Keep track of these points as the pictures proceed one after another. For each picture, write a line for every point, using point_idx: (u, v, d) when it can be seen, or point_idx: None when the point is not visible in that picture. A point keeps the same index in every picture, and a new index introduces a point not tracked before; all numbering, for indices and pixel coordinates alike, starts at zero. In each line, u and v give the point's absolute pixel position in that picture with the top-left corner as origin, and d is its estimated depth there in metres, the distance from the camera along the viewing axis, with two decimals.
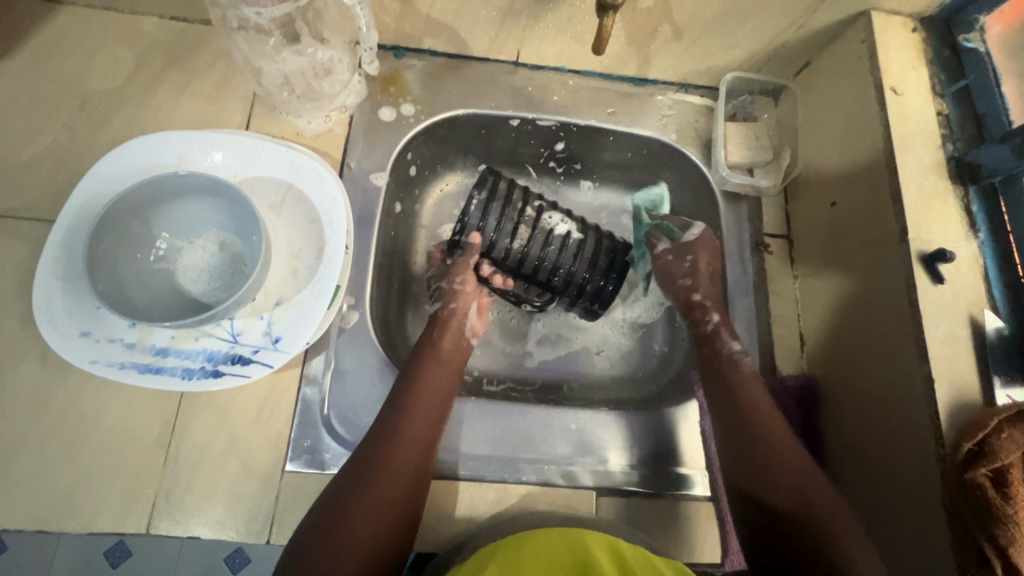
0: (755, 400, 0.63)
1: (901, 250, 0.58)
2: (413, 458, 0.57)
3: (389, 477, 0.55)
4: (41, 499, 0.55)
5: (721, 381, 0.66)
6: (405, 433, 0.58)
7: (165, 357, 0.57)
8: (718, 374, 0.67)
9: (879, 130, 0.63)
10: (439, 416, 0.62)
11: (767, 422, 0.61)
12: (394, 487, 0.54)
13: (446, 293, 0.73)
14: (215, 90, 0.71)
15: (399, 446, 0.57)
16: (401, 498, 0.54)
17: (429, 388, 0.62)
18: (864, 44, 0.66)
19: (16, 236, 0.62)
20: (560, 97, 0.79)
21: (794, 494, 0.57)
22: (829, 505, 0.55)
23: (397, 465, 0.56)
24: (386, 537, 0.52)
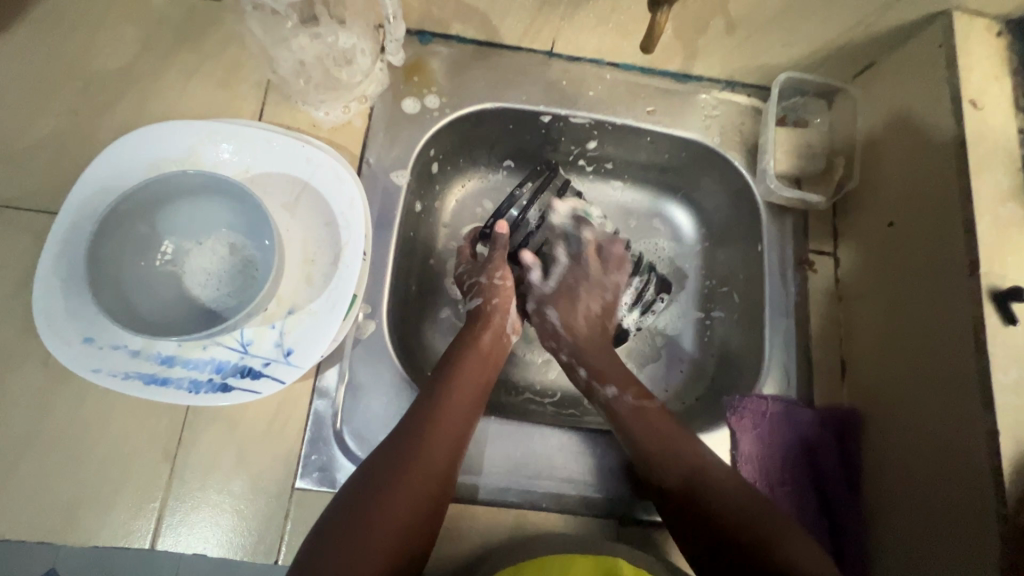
0: (643, 424, 0.59)
1: (969, 285, 0.53)
2: (447, 448, 0.55)
3: (423, 468, 0.53)
4: (46, 509, 0.53)
5: (641, 414, 0.60)
6: (439, 430, 0.56)
7: (172, 367, 0.54)
8: (622, 421, 0.60)
9: (951, 148, 0.57)
10: (475, 406, 0.60)
11: (694, 460, 0.55)
12: (426, 479, 0.53)
13: (486, 288, 0.69)
14: (228, 74, 0.66)
15: (435, 436, 0.55)
16: (426, 494, 0.52)
17: (465, 380, 0.60)
18: (942, 49, 0.59)
19: (16, 229, 0.59)
20: (596, 92, 0.73)
21: (749, 537, 0.49)
22: (812, 563, 0.47)
23: (427, 463, 0.53)
24: (413, 531, 0.51)
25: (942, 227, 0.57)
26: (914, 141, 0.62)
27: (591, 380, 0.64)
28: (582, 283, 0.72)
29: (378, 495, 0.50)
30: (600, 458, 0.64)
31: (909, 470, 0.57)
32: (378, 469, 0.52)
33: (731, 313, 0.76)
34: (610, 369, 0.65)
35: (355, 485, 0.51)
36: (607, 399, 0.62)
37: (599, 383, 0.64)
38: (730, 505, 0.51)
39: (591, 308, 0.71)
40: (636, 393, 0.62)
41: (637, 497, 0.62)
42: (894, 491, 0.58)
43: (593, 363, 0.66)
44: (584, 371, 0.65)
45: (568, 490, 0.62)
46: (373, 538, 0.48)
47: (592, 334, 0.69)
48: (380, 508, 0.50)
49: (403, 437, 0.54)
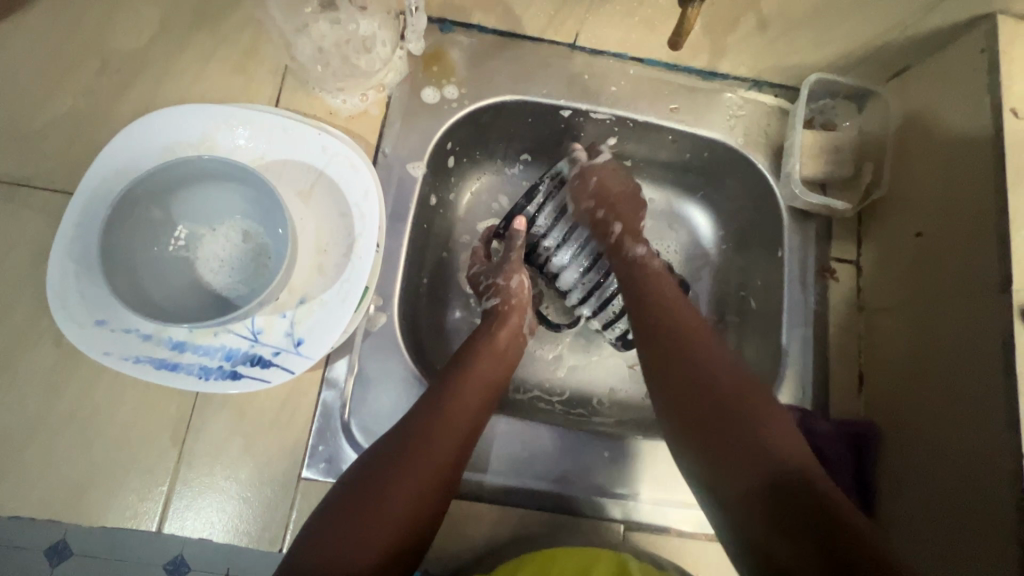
0: (658, 286, 0.62)
1: (1000, 302, 0.51)
2: (453, 445, 0.54)
3: (425, 464, 0.52)
4: (55, 488, 0.54)
5: (659, 277, 0.64)
6: (449, 426, 0.55)
7: (182, 352, 0.53)
8: (641, 276, 0.64)
9: (988, 158, 0.54)
10: (484, 403, 0.59)
11: (687, 342, 0.56)
12: (430, 476, 0.52)
13: (504, 289, 0.68)
14: (245, 58, 0.65)
15: (441, 433, 0.54)
16: (430, 488, 0.52)
17: (474, 379, 0.59)
18: (983, 54, 0.57)
19: (30, 209, 0.59)
20: (618, 87, 0.72)
21: (740, 395, 0.51)
22: (774, 420, 0.50)
23: (434, 457, 0.53)
24: (414, 524, 0.50)
25: (975, 239, 0.55)
26: (950, 149, 0.60)
27: (624, 236, 0.68)
28: (608, 176, 0.72)
29: (381, 486, 0.50)
30: (608, 459, 0.63)
31: (927, 487, 0.56)
32: (382, 461, 0.51)
33: (747, 319, 0.75)
34: (634, 226, 0.69)
35: (357, 475, 0.51)
36: (633, 255, 0.66)
37: (631, 241, 0.68)
38: (731, 394, 0.52)
39: (619, 190, 0.71)
40: (661, 263, 0.66)
41: (643, 501, 0.62)
42: (908, 508, 0.57)
43: (627, 220, 0.69)
44: (617, 226, 0.69)
45: (575, 491, 0.61)
46: (373, 528, 0.48)
47: (629, 216, 0.70)
48: (382, 500, 0.49)
49: (410, 432, 0.53)
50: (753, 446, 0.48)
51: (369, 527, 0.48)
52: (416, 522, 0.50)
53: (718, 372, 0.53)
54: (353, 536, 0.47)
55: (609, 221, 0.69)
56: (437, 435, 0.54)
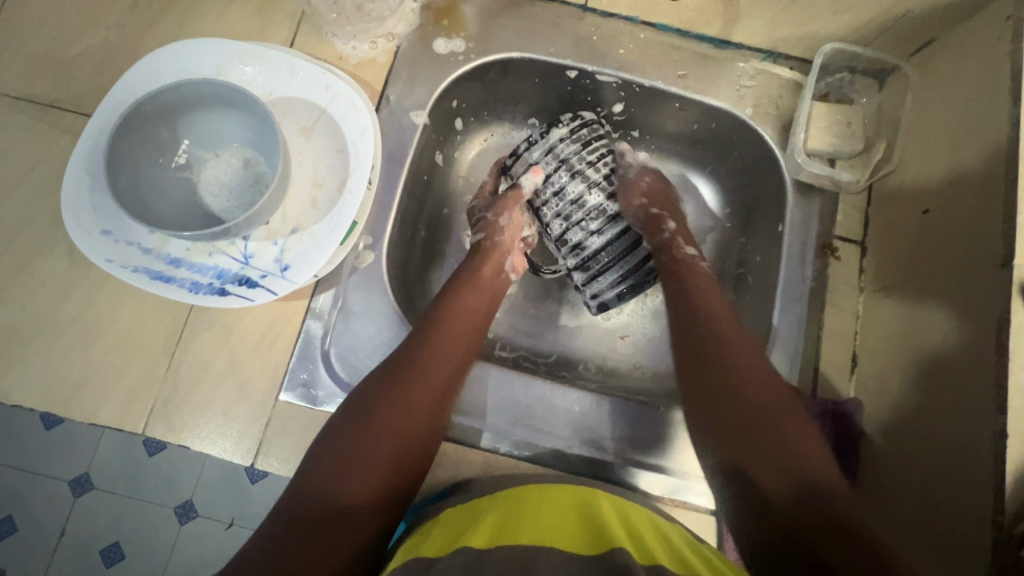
0: (705, 295, 0.59)
1: (999, 277, 0.48)
2: (442, 374, 0.55)
3: (416, 388, 0.53)
4: (55, 385, 0.58)
5: (685, 297, 0.59)
6: (437, 350, 0.56)
7: (177, 268, 0.57)
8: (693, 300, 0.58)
9: (1004, 129, 0.51)
10: (471, 337, 0.60)
11: (733, 355, 0.53)
12: (421, 404, 0.53)
13: (490, 225, 0.69)
14: (265, 2, 0.68)
15: (431, 362, 0.55)
16: (426, 411, 0.53)
17: (460, 313, 0.60)
18: (1009, 22, 0.54)
19: (58, 128, 0.63)
20: (626, 50, 0.71)
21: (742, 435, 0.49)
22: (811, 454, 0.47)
23: (427, 380, 0.54)
24: (408, 452, 0.51)
25: (982, 212, 0.52)
26: (967, 120, 0.56)
27: (657, 252, 0.65)
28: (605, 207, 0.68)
29: (375, 411, 0.51)
30: (582, 415, 0.62)
31: (911, 468, 0.53)
32: (374, 389, 0.53)
33: (743, 296, 0.74)
34: (718, 312, 0.57)
35: (350, 405, 0.52)
36: (683, 255, 0.64)
37: (670, 246, 0.65)
38: (772, 420, 0.48)
39: (646, 188, 0.69)
40: (685, 240, 0.66)
41: (612, 461, 0.61)
42: (891, 490, 0.55)
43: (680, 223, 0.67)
44: (671, 223, 0.67)
45: (543, 444, 0.61)
46: (367, 454, 0.49)
47: (703, 280, 0.61)
48: (376, 426, 0.50)
49: (400, 361, 0.55)
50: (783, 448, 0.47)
51: (366, 456, 0.49)
52: (414, 450, 0.52)
53: (761, 396, 0.50)
54: (349, 460, 0.48)
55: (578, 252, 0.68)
56: (425, 369, 0.55)
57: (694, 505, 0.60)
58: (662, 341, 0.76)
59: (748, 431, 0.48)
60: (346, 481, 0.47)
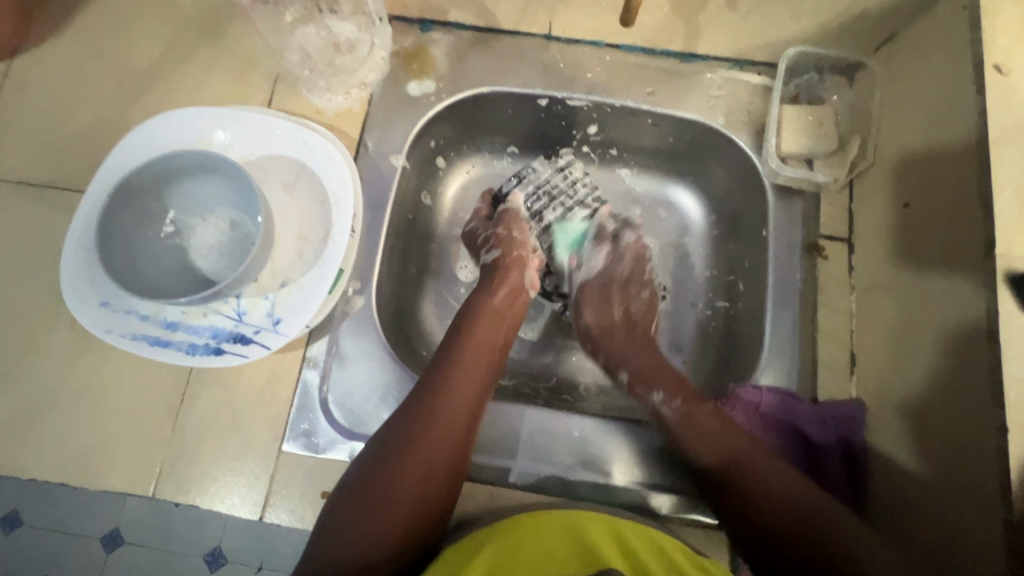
0: (687, 427, 0.58)
1: (983, 267, 0.47)
2: (460, 417, 0.54)
3: (434, 435, 0.52)
4: (66, 455, 0.60)
5: (689, 421, 0.58)
6: (454, 391, 0.54)
7: (174, 331, 0.58)
8: (675, 435, 0.58)
9: (972, 119, 0.51)
10: (485, 379, 0.58)
11: (698, 421, 0.58)
12: (439, 452, 0.51)
13: (505, 241, 0.70)
14: (241, 67, 0.71)
15: (448, 406, 0.53)
16: (446, 457, 0.52)
17: (475, 346, 0.59)
18: (965, 11, 0.54)
19: (55, 207, 0.66)
20: (594, 74, 0.72)
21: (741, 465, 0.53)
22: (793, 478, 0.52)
23: (445, 424, 0.52)
24: (426, 510, 0.50)
25: (959, 202, 0.51)
26: (935, 112, 0.56)
27: (611, 363, 0.67)
28: (589, 306, 0.71)
29: (390, 473, 0.49)
30: (585, 442, 0.63)
31: (916, 469, 0.52)
32: (391, 436, 0.51)
33: (736, 303, 0.73)
34: (695, 413, 0.58)
35: (365, 460, 0.50)
36: (656, 294, 0.65)
37: (644, 388, 0.63)
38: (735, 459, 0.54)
39: (623, 270, 0.74)
40: (684, 399, 0.60)
41: (617, 484, 0.61)
42: (900, 490, 0.54)
43: (611, 347, 0.68)
44: (624, 374, 0.66)
45: (547, 471, 0.61)
46: (385, 521, 0.48)
47: (705, 418, 0.58)
48: (395, 477, 0.49)
49: (410, 415, 0.52)
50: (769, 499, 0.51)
51: (387, 523, 0.48)
52: (431, 507, 0.50)
53: (727, 446, 0.55)
54: (367, 524, 0.47)
55: (601, 357, 0.69)
56: (442, 411, 0.53)
57: (703, 522, 0.59)
58: None
59: (753, 480, 0.52)
60: (368, 535, 0.47)
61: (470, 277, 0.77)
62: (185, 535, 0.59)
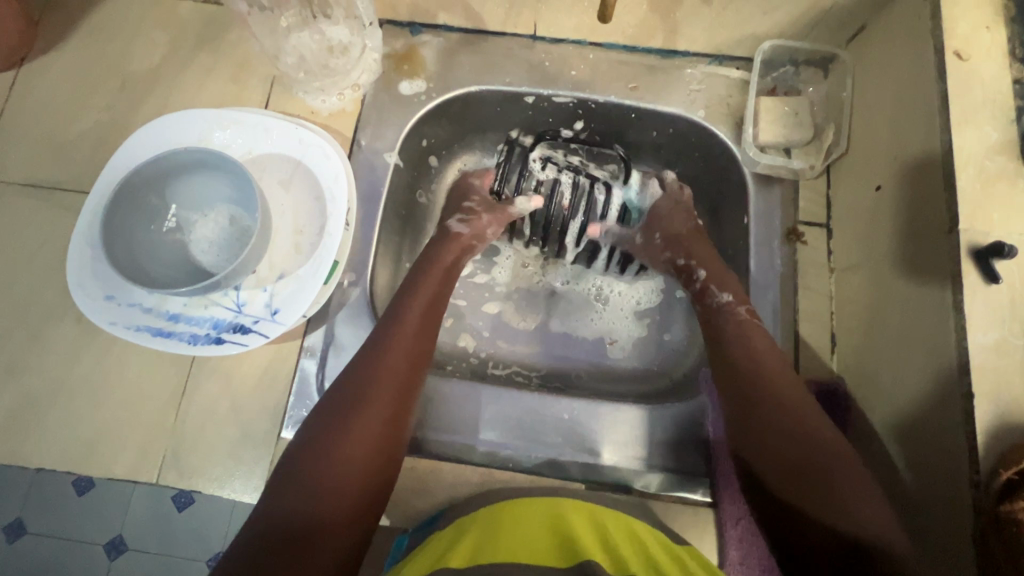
0: (743, 354, 0.57)
1: (947, 242, 0.50)
2: (397, 384, 0.55)
3: (374, 402, 0.53)
4: (73, 443, 0.62)
5: (741, 331, 0.59)
6: (390, 357, 0.56)
7: (176, 323, 0.61)
8: (722, 330, 0.60)
9: (935, 103, 0.54)
10: (424, 344, 0.59)
11: (746, 362, 0.57)
12: (377, 418, 0.52)
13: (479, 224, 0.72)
14: (239, 70, 0.73)
15: (384, 372, 0.55)
16: (384, 423, 0.52)
17: (413, 316, 0.60)
18: (926, 2, 0.57)
19: (61, 206, 0.69)
20: (578, 71, 0.74)
21: (761, 411, 0.54)
22: (857, 491, 0.47)
23: (380, 389, 0.54)
24: (373, 476, 0.50)
25: (925, 182, 0.54)
26: (902, 98, 0.59)
27: (707, 284, 0.65)
28: (665, 221, 0.73)
29: (334, 435, 0.50)
30: (577, 424, 0.64)
31: (895, 440, 0.54)
32: (336, 404, 0.52)
33: None
34: (759, 361, 0.57)
35: (311, 429, 0.51)
36: (716, 303, 0.63)
37: (715, 288, 0.64)
38: (776, 412, 0.53)
39: (686, 226, 0.72)
40: (748, 309, 0.61)
41: (606, 463, 0.63)
42: (880, 462, 0.56)
43: (710, 266, 0.66)
44: (700, 272, 0.66)
45: (539, 454, 0.63)
46: (334, 478, 0.48)
47: (761, 346, 0.58)
48: (337, 444, 0.49)
49: (355, 379, 0.54)
50: (779, 451, 0.51)
51: (335, 483, 0.48)
52: (378, 469, 0.51)
53: (764, 394, 0.54)
54: (313, 498, 0.47)
55: (689, 266, 0.68)
56: (381, 379, 0.54)
57: (691, 498, 0.62)
58: (649, 343, 0.78)
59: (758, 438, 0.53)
60: (317, 510, 0.46)
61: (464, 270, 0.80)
62: (189, 540, 0.60)
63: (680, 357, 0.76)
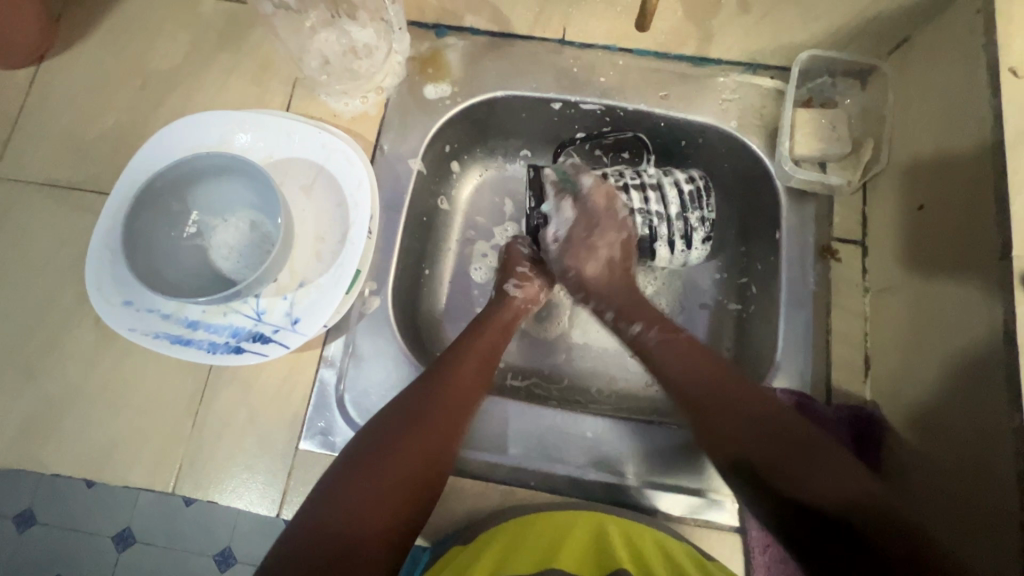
0: (666, 350, 0.60)
1: (1000, 269, 0.48)
2: (459, 409, 0.56)
3: (430, 421, 0.54)
4: (89, 449, 0.61)
5: (668, 346, 0.60)
6: (450, 383, 0.57)
7: (195, 330, 0.60)
8: (648, 355, 0.62)
9: (987, 122, 0.51)
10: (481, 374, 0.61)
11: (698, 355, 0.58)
12: (432, 436, 0.53)
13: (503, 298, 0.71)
14: (261, 71, 0.72)
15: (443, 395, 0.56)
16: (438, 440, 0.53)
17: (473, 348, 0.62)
18: (979, 15, 0.54)
19: (80, 207, 0.68)
20: (608, 77, 0.72)
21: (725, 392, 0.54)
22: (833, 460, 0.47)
23: (440, 410, 0.55)
24: (422, 493, 0.50)
25: (975, 204, 0.51)
26: (949, 115, 0.57)
27: (619, 318, 0.67)
28: (594, 254, 0.70)
29: (387, 450, 0.51)
30: (598, 443, 0.63)
31: (932, 470, 0.52)
32: (392, 419, 0.53)
33: (748, 306, 0.73)
34: (690, 376, 0.57)
35: (365, 441, 0.52)
36: (632, 335, 0.64)
37: (627, 321, 0.66)
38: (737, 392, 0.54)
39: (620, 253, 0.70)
40: (661, 329, 0.63)
41: (630, 484, 0.61)
42: (916, 496, 0.54)
43: (617, 302, 0.68)
44: (608, 313, 0.68)
45: (562, 472, 0.62)
46: (383, 488, 0.49)
47: (682, 352, 0.59)
48: (391, 455, 0.50)
49: (415, 399, 0.55)
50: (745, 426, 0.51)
51: (376, 502, 0.48)
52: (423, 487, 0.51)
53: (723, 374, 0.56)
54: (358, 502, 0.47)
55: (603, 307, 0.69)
56: (440, 400, 0.56)
57: (716, 523, 0.60)
58: None
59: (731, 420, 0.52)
60: (362, 514, 0.47)
61: (484, 278, 0.78)
62: (195, 537, 0.62)
63: None
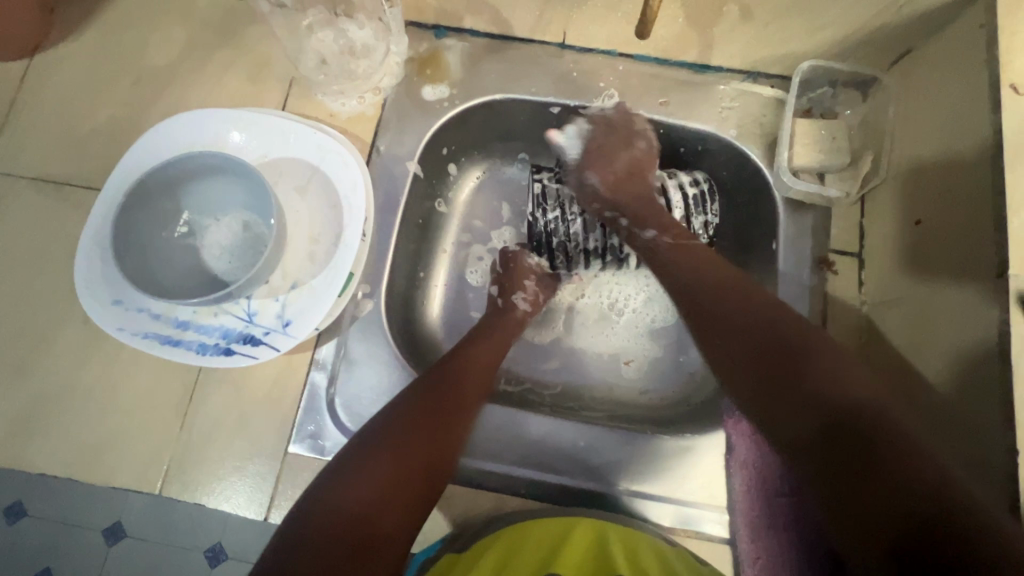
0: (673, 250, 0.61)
1: (997, 288, 0.47)
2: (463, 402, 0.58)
3: (436, 409, 0.55)
4: (77, 449, 0.60)
5: (679, 250, 0.60)
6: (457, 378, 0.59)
7: (185, 331, 0.59)
8: (660, 261, 0.62)
9: (986, 138, 0.51)
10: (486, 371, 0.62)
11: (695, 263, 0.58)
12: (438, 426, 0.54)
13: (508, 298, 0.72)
14: (257, 69, 0.71)
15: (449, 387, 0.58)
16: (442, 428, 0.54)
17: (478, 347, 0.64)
18: (982, 30, 0.54)
19: (71, 204, 0.67)
20: (608, 82, 0.72)
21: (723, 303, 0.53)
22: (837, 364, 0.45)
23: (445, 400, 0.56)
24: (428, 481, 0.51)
25: (973, 221, 0.51)
26: (949, 130, 0.56)
27: (633, 224, 0.65)
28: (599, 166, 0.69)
29: (394, 434, 0.52)
30: (590, 452, 0.62)
31: None
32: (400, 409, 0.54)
33: None
34: (697, 279, 0.57)
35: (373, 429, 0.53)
36: (645, 241, 0.64)
37: (640, 226, 0.65)
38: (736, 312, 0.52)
39: (620, 166, 0.68)
40: (675, 235, 0.62)
41: (620, 493, 0.61)
42: None
43: (630, 208, 0.66)
44: (623, 219, 0.66)
45: (553, 481, 0.61)
46: (389, 469, 0.49)
47: (700, 255, 0.59)
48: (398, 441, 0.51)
49: (421, 390, 0.56)
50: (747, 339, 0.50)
51: (385, 489, 0.48)
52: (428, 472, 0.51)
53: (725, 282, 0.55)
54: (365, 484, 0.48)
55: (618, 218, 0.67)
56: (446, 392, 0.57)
57: (706, 534, 0.60)
58: (666, 365, 0.76)
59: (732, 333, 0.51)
60: (366, 496, 0.47)
61: (478, 281, 0.78)
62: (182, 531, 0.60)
63: (698, 381, 0.74)
